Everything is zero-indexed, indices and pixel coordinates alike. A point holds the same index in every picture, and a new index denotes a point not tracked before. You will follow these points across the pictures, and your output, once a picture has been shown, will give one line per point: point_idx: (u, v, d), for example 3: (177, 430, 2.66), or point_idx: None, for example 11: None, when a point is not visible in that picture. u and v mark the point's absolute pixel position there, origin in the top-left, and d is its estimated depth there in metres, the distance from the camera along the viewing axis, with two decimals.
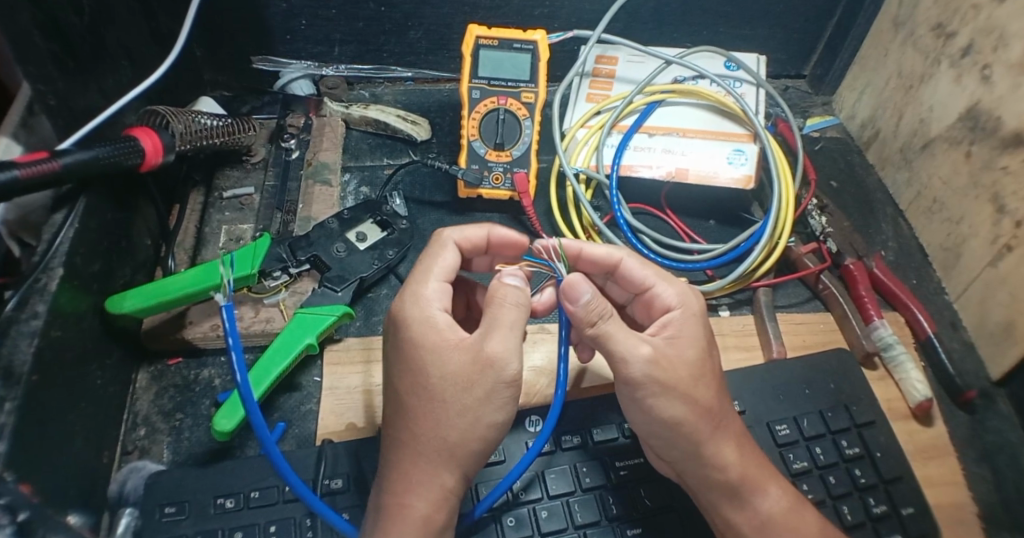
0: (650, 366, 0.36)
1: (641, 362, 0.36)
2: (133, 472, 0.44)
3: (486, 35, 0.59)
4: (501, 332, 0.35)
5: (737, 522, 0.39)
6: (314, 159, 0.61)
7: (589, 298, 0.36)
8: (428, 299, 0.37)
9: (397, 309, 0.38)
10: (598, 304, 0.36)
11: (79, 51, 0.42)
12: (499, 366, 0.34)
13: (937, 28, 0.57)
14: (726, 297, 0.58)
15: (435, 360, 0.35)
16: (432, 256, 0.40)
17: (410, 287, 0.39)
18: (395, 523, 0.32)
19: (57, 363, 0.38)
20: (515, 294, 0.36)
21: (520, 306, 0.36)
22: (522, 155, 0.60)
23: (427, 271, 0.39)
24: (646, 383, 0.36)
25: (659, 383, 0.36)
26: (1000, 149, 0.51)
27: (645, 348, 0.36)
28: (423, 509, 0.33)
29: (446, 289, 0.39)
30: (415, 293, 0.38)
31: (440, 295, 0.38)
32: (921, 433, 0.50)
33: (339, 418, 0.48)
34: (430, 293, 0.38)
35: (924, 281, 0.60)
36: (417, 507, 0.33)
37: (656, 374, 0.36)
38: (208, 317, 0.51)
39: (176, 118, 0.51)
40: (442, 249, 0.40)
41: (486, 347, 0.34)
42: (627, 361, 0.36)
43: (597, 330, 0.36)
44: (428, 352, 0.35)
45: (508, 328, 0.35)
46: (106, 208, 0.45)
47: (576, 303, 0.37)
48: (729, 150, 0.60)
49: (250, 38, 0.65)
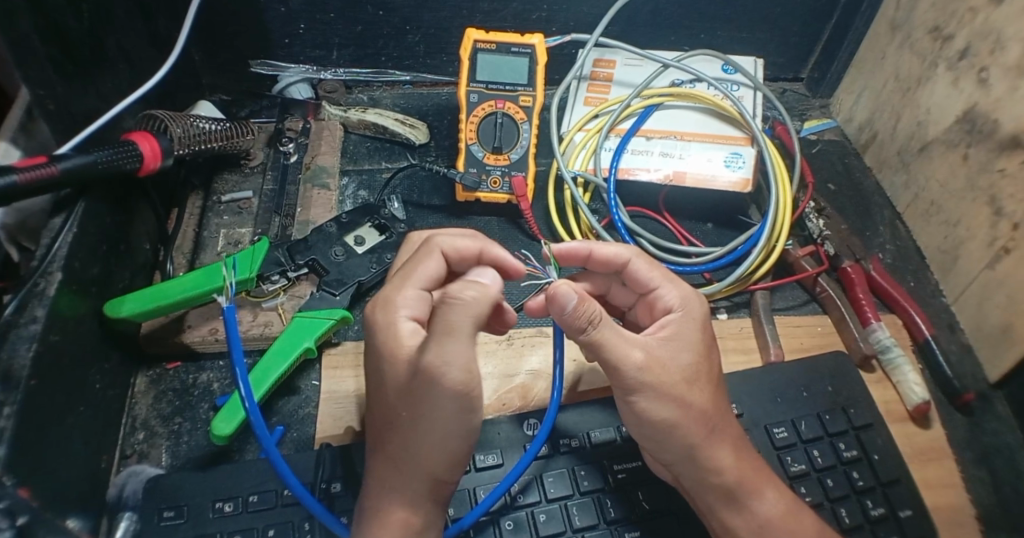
0: (645, 371, 0.36)
1: (635, 367, 0.36)
2: (131, 476, 0.44)
3: (484, 39, 0.59)
4: (439, 341, 0.31)
5: (735, 526, 0.39)
6: (312, 163, 0.62)
7: (572, 304, 0.34)
8: (398, 304, 0.37)
9: (372, 314, 0.38)
10: (587, 310, 0.34)
11: (78, 56, 0.43)
12: (437, 377, 0.31)
13: (934, 31, 0.58)
14: (724, 300, 0.58)
15: (389, 369, 0.35)
16: (415, 262, 0.40)
17: (386, 291, 0.39)
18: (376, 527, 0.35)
19: (56, 367, 0.38)
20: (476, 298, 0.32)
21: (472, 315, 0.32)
22: (520, 159, 0.60)
23: (407, 276, 0.39)
24: (640, 387, 0.36)
25: (655, 387, 0.36)
26: (998, 151, 0.51)
27: (639, 353, 0.36)
28: (402, 514, 0.35)
29: (424, 297, 0.38)
30: (388, 297, 0.38)
31: (415, 303, 0.38)
32: (919, 435, 0.51)
33: (338, 421, 0.48)
34: (402, 299, 0.37)
35: (922, 283, 0.60)
36: (395, 512, 0.35)
37: (653, 379, 0.36)
38: (206, 321, 0.52)
39: (175, 123, 0.52)
40: (428, 257, 0.40)
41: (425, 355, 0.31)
42: (621, 366, 0.36)
43: (589, 337, 0.35)
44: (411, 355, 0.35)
45: (448, 335, 0.31)
46: (105, 212, 0.45)
47: (563, 312, 0.35)
48: (727, 153, 0.60)
49: (249, 42, 0.65)
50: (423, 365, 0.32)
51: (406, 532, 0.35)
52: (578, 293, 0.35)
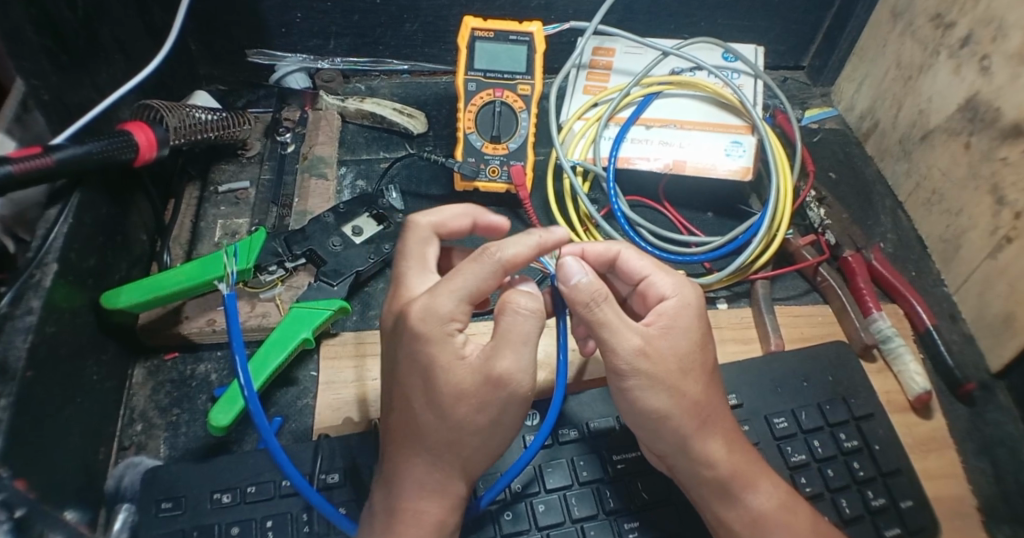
0: (637, 356, 0.36)
1: (628, 353, 0.36)
2: (128, 468, 0.44)
3: (482, 27, 0.58)
4: (515, 348, 0.32)
5: (729, 520, 0.39)
6: (309, 153, 0.61)
7: (582, 279, 0.35)
8: (447, 318, 0.32)
9: (415, 321, 0.33)
10: (595, 286, 0.35)
11: (73, 46, 0.42)
12: None
13: (936, 18, 0.57)
14: (724, 289, 0.58)
15: (449, 374, 0.32)
16: (467, 272, 0.33)
17: (426, 298, 0.33)
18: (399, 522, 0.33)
19: (52, 359, 0.38)
20: (530, 303, 0.33)
21: (538, 319, 0.33)
22: (519, 148, 0.60)
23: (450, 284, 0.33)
24: (634, 373, 0.36)
25: (642, 374, 0.36)
26: (1000, 139, 0.51)
27: (634, 339, 0.36)
28: (418, 504, 0.34)
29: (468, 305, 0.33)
30: (431, 309, 0.32)
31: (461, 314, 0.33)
32: (920, 426, 0.50)
33: (336, 412, 0.47)
34: (451, 312, 0.32)
35: (923, 273, 0.60)
36: (412, 503, 0.34)
37: (644, 364, 0.36)
38: (203, 313, 0.51)
39: (170, 113, 0.51)
40: (482, 269, 0.33)
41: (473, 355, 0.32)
42: (617, 350, 0.36)
43: (591, 315, 0.35)
44: (445, 370, 0.32)
45: (522, 343, 0.33)
46: (100, 204, 0.45)
47: (567, 283, 0.35)
48: (727, 142, 0.60)
49: (245, 31, 0.64)
50: (495, 375, 0.32)
51: (419, 525, 0.33)
52: (586, 268, 0.36)
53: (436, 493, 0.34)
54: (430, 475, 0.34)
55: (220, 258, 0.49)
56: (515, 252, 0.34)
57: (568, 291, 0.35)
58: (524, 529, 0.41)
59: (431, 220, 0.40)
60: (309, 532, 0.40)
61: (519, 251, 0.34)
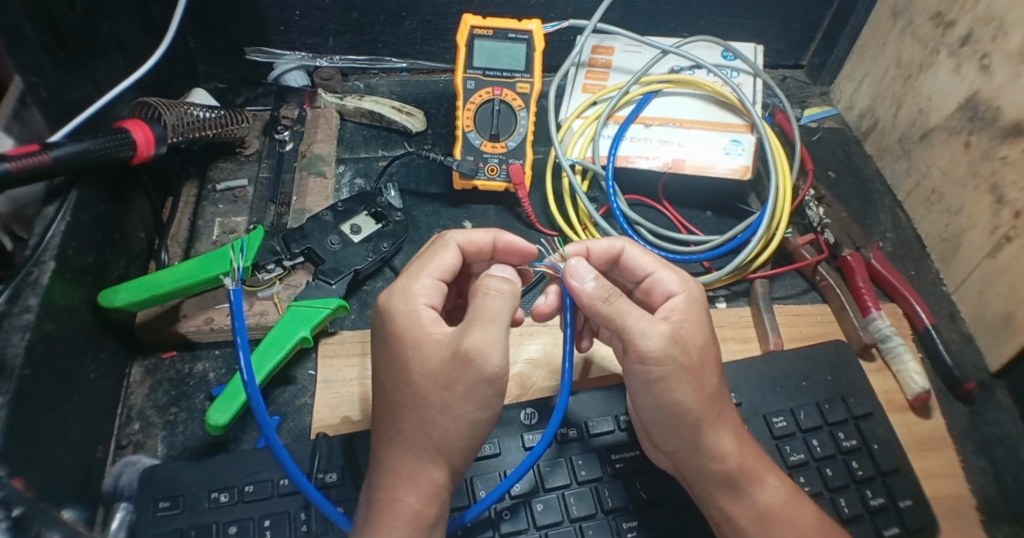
0: (668, 342, 0.35)
1: (657, 337, 0.35)
2: (128, 465, 0.44)
3: (481, 25, 0.58)
4: (482, 326, 0.33)
5: (734, 515, 0.39)
6: (308, 151, 0.61)
7: (591, 282, 0.35)
8: (415, 293, 0.37)
9: (385, 303, 0.37)
10: (606, 284, 0.36)
11: (70, 42, 0.42)
12: (477, 360, 0.32)
13: (937, 17, 0.57)
14: (723, 288, 0.58)
15: (416, 355, 0.34)
16: (430, 255, 0.39)
17: (400, 280, 0.38)
18: (387, 518, 0.32)
19: (49, 357, 0.38)
20: (500, 285, 0.35)
21: (505, 296, 0.34)
22: (517, 147, 0.59)
23: (422, 268, 0.39)
24: (660, 360, 0.35)
25: (676, 360, 0.36)
26: (1000, 138, 0.50)
27: (660, 326, 0.36)
28: (425, 506, 0.33)
29: (440, 288, 0.38)
30: (403, 287, 0.37)
31: (430, 293, 0.37)
32: (920, 425, 0.50)
33: (334, 411, 0.47)
34: (419, 288, 0.37)
35: (922, 273, 0.60)
36: (420, 504, 0.33)
37: (676, 351, 0.36)
38: (202, 310, 0.51)
39: (168, 110, 0.51)
40: (443, 249, 0.39)
41: (464, 341, 0.32)
42: (646, 335, 0.35)
43: (609, 308, 0.35)
44: (411, 347, 0.34)
45: (488, 320, 0.33)
46: (98, 200, 0.45)
47: (579, 289, 0.36)
48: (726, 141, 0.60)
49: (243, 29, 0.64)
50: (466, 355, 0.32)
51: (419, 525, 0.33)
52: (592, 272, 0.36)
53: (434, 492, 0.34)
54: (429, 470, 0.34)
55: (227, 252, 0.50)
56: (474, 238, 0.41)
57: (575, 290, 0.36)
58: (523, 528, 0.41)
59: (458, 238, 0.40)
60: (307, 531, 0.40)
61: (470, 235, 0.40)
